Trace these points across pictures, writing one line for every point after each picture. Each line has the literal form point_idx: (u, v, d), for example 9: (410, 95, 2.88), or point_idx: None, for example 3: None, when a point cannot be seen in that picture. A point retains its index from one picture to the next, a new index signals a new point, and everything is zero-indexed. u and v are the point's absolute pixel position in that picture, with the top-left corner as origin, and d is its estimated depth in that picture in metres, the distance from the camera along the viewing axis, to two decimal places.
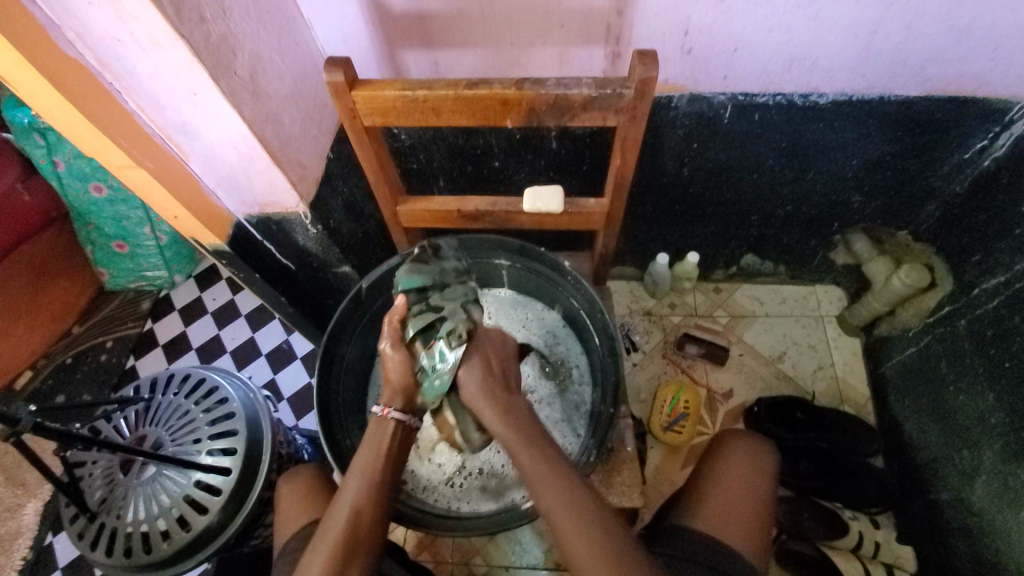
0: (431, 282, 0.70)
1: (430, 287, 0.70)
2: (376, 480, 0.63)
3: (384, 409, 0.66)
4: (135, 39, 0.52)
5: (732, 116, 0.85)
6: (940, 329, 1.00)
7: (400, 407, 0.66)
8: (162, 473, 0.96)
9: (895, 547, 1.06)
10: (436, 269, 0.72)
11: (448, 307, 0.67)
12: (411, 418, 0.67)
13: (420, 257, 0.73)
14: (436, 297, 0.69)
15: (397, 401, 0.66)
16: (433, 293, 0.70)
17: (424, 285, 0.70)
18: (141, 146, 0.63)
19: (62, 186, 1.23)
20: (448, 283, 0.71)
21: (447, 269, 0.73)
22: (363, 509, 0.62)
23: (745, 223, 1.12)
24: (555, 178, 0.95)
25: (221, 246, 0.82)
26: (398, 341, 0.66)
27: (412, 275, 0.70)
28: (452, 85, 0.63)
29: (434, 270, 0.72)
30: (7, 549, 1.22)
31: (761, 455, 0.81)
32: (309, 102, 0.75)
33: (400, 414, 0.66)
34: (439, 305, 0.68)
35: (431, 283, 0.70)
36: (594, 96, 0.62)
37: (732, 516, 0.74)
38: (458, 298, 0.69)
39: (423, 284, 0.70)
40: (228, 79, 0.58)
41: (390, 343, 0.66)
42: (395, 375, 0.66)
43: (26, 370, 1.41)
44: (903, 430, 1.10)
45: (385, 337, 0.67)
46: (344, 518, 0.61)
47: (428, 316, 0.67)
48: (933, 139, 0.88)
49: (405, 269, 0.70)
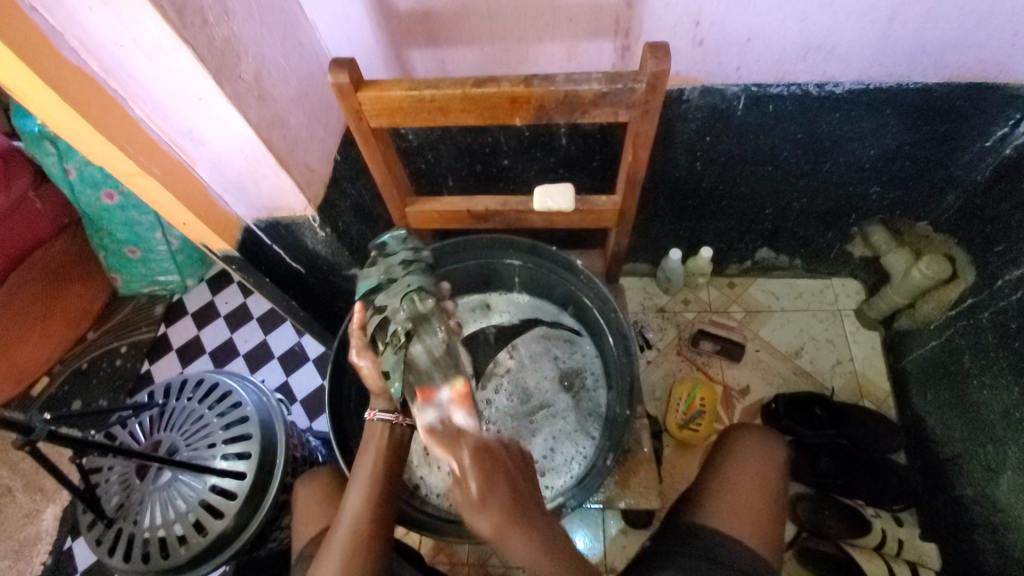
0: (378, 283, 0.71)
1: (378, 288, 0.71)
2: (380, 478, 0.64)
3: (370, 413, 0.68)
4: (138, 44, 0.52)
5: (745, 107, 0.83)
6: (963, 321, 0.98)
7: (384, 407, 0.68)
8: (178, 478, 0.96)
9: (918, 545, 1.03)
10: (382, 267, 0.72)
11: (391, 306, 0.68)
12: (399, 417, 0.68)
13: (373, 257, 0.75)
14: (382, 297, 0.69)
15: (379, 403, 0.68)
16: (379, 293, 0.70)
17: (376, 286, 0.71)
18: (148, 153, 0.63)
19: (74, 193, 1.23)
20: (394, 278, 0.70)
21: (394, 264, 0.72)
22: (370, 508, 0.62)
23: (759, 217, 1.10)
24: (565, 175, 0.93)
25: (230, 251, 0.82)
26: (364, 349, 0.67)
27: (367, 278, 0.72)
28: (459, 83, 0.62)
29: (382, 269, 0.72)
30: (28, 554, 1.24)
31: (772, 448, 0.79)
32: (315, 103, 0.74)
33: (387, 414, 0.68)
34: (385, 304, 0.68)
35: (381, 283, 0.71)
36: (604, 91, 0.61)
37: (748, 511, 0.73)
38: (403, 293, 0.69)
39: (374, 286, 0.71)
40: (233, 82, 0.58)
41: (355, 353, 0.67)
42: (370, 381, 0.68)
43: (44, 376, 1.43)
44: (926, 425, 1.08)
45: (353, 349, 0.68)
46: (351, 517, 0.61)
47: (376, 320, 0.68)
48: (954, 127, 0.85)
49: (357, 277, 0.72)
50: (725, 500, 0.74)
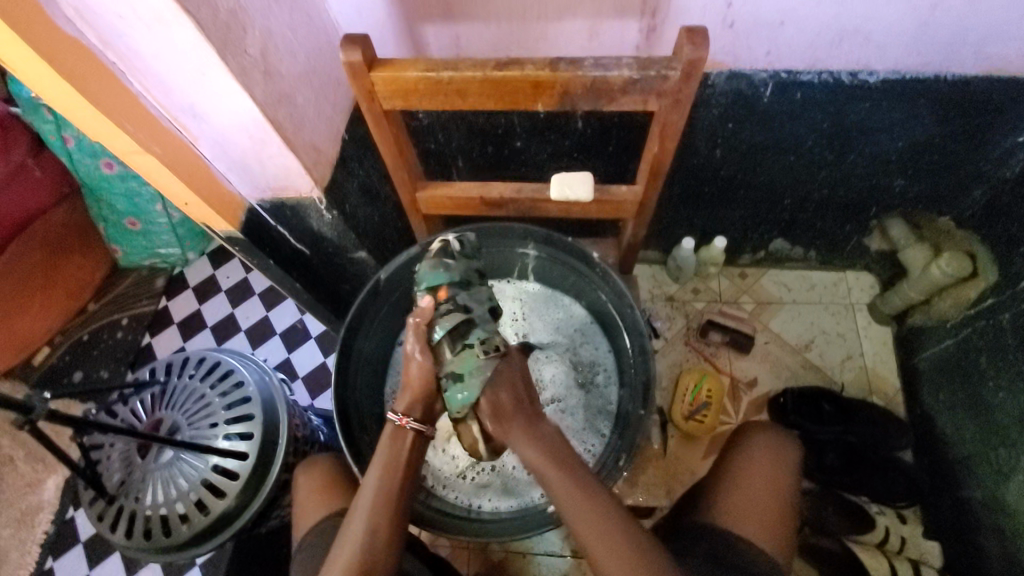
0: (455, 280, 0.70)
1: (456, 285, 0.70)
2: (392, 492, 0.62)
3: (403, 419, 0.67)
4: (138, 15, 0.48)
5: (772, 95, 0.79)
6: (981, 321, 0.96)
7: (418, 416, 0.68)
8: (180, 457, 0.95)
9: (919, 541, 1.04)
10: (462, 266, 0.71)
11: (476, 309, 0.69)
12: (429, 430, 0.68)
13: (445, 250, 0.71)
14: (466, 297, 0.69)
15: (416, 411, 0.68)
16: (459, 291, 0.70)
17: (452, 282, 0.69)
18: (149, 130, 0.60)
19: (73, 162, 1.20)
20: (473, 283, 0.71)
21: (473, 269, 0.72)
22: (380, 532, 0.60)
23: (776, 206, 1.07)
24: (580, 159, 0.90)
25: (233, 232, 0.79)
26: (423, 343, 0.68)
27: (437, 270, 0.70)
28: (480, 65, 0.58)
29: (460, 268, 0.70)
30: (30, 522, 1.25)
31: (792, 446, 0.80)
32: (324, 80, 0.70)
33: (420, 424, 0.67)
34: (467, 305, 0.69)
35: (461, 281, 0.70)
36: (636, 78, 0.57)
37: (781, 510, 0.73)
38: (486, 301, 0.71)
39: (449, 281, 0.69)
40: (237, 57, 0.54)
41: (415, 345, 0.67)
42: (417, 381, 0.68)
43: (45, 346, 1.41)
44: (934, 424, 1.07)
45: (411, 338, 0.68)
46: (363, 529, 0.59)
47: (457, 318, 0.68)
48: (987, 121, 0.81)
49: (428, 265, 0.70)
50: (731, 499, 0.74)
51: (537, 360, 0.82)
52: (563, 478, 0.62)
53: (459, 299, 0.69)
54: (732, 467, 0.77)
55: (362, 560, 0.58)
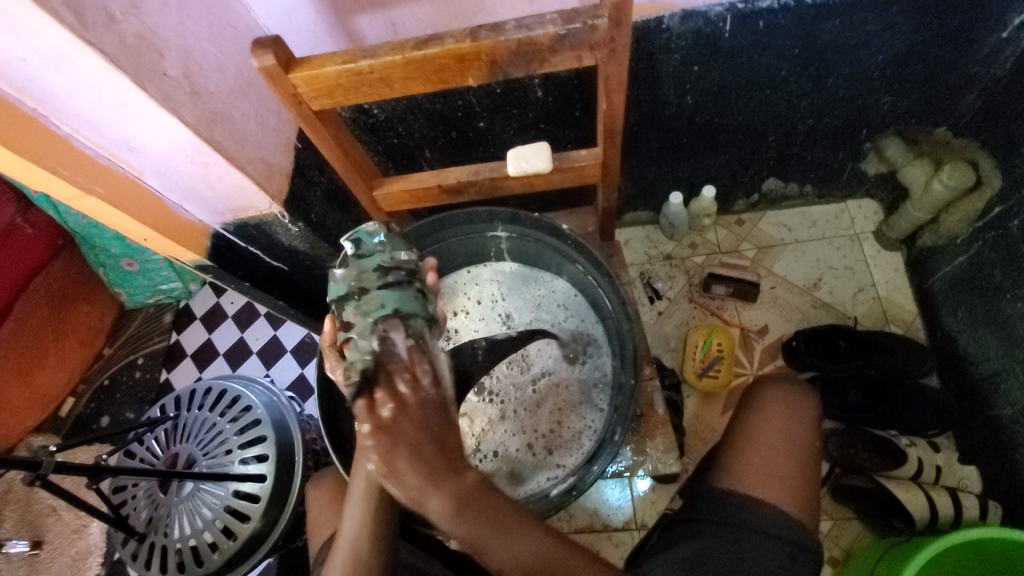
0: (348, 291, 0.56)
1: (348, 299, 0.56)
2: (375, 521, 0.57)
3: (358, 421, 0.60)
4: (43, 55, 0.46)
5: (732, 29, 0.75)
6: (992, 231, 0.91)
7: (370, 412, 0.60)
8: (201, 487, 0.96)
9: (956, 468, 1.00)
10: (350, 275, 0.57)
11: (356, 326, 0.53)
12: None
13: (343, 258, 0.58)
14: (352, 311, 0.55)
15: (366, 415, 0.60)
16: (348, 306, 0.55)
17: (345, 295, 0.56)
18: (87, 172, 0.58)
19: (59, 214, 1.20)
20: (365, 289, 0.55)
21: (365, 273, 0.56)
22: (363, 541, 0.56)
23: (762, 145, 1.02)
24: (546, 130, 0.87)
25: (201, 261, 0.77)
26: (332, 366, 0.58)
27: (334, 285, 0.58)
28: (399, 47, 0.55)
29: (354, 275, 0.57)
30: (81, 567, 1.26)
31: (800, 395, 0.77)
32: (261, 91, 0.68)
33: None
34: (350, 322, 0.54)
35: (350, 293, 0.56)
36: (563, 34, 0.54)
37: (798, 464, 0.71)
38: (371, 310, 0.53)
39: (342, 293, 0.56)
40: (157, 82, 0.52)
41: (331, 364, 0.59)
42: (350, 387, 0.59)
43: (69, 397, 1.43)
44: (957, 345, 1.02)
45: (327, 359, 0.59)
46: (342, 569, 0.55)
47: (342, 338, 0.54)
48: (966, 19, 0.76)
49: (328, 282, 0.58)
50: (745, 456, 0.71)
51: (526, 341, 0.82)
52: (495, 526, 0.50)
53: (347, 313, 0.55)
54: (743, 426, 0.75)
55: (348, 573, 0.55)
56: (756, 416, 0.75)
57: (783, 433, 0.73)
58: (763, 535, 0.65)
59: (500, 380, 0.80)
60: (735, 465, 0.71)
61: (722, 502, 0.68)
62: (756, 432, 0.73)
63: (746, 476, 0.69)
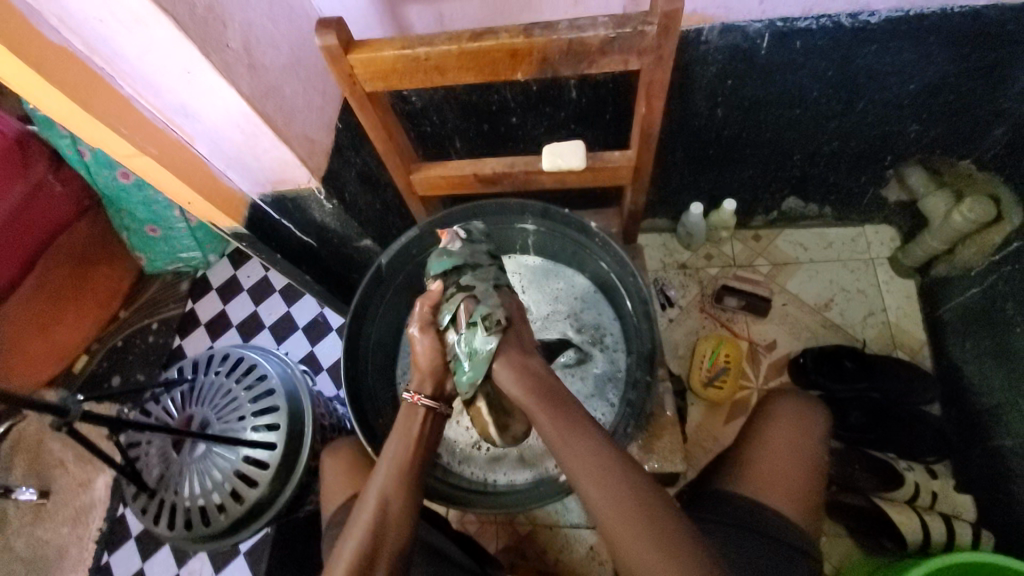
0: (462, 264, 0.72)
1: (460, 270, 0.72)
2: (405, 468, 0.65)
3: (414, 396, 0.70)
4: (119, 19, 0.49)
5: (770, 46, 0.77)
6: (1009, 266, 0.93)
7: (429, 393, 0.71)
8: (212, 449, 0.99)
9: (953, 496, 1.01)
10: (466, 250, 0.73)
11: (479, 289, 0.70)
12: (441, 406, 0.71)
13: (452, 239, 0.74)
14: (469, 279, 0.71)
15: (426, 387, 0.71)
16: (463, 276, 0.72)
17: (457, 267, 0.72)
18: (144, 132, 0.62)
19: (91, 174, 1.23)
20: (479, 265, 0.73)
21: (479, 251, 0.74)
22: (393, 502, 0.62)
23: (786, 163, 1.04)
24: (577, 131, 0.89)
25: (237, 228, 0.81)
26: (427, 324, 0.71)
27: (441, 259, 0.73)
28: (455, 38, 0.58)
29: (465, 252, 0.73)
30: (85, 521, 1.28)
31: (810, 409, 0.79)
32: (311, 70, 0.70)
33: (430, 401, 0.70)
34: (471, 286, 0.71)
35: (463, 265, 0.72)
36: (613, 38, 0.57)
37: (806, 475, 0.73)
38: (490, 280, 0.72)
39: (457, 264, 0.72)
40: (220, 52, 0.55)
41: (417, 327, 0.71)
42: (422, 360, 0.71)
43: (83, 354, 1.46)
44: (962, 375, 1.04)
45: (414, 321, 0.72)
46: (372, 506, 0.61)
47: (461, 300, 0.69)
48: (1002, 54, 0.77)
49: (434, 255, 0.73)
50: (753, 463, 0.74)
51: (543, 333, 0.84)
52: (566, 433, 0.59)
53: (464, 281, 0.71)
54: (755, 436, 0.77)
55: (375, 528, 0.59)
56: (769, 428, 0.77)
57: (793, 444, 0.75)
58: (773, 541, 0.67)
59: None
60: (743, 472, 0.74)
61: (727, 504, 0.71)
62: (766, 441, 0.76)
63: (755, 484, 0.72)
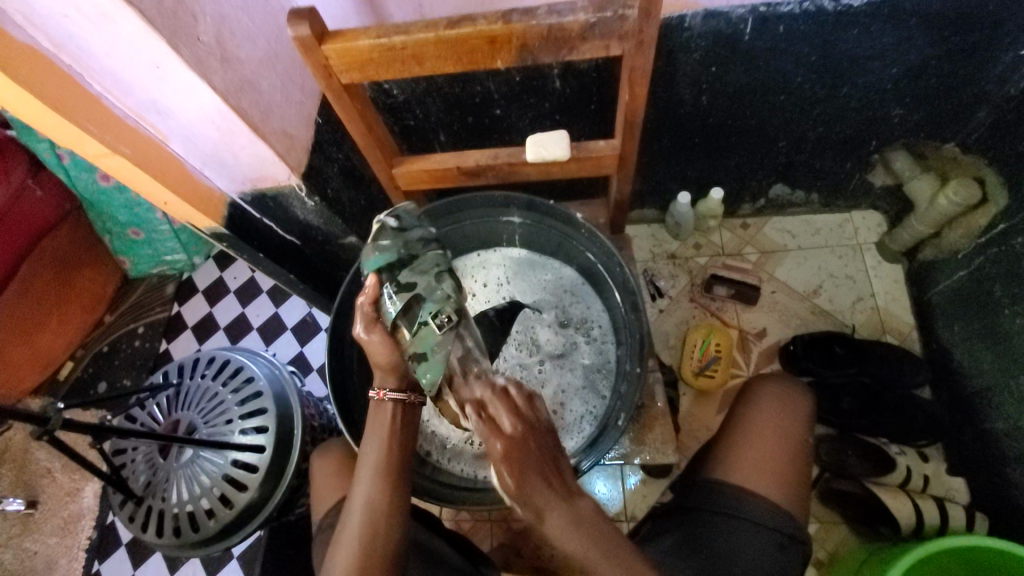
0: (397, 259, 0.67)
1: (397, 263, 0.67)
2: (387, 473, 0.62)
3: (380, 393, 0.65)
4: (84, 13, 0.47)
5: (753, 31, 0.76)
6: (995, 248, 0.93)
7: (395, 387, 0.66)
8: (200, 454, 0.97)
9: (943, 479, 1.03)
10: (400, 240, 0.68)
11: (421, 283, 0.66)
12: (411, 396, 0.66)
13: (384, 231, 0.68)
14: (408, 274, 0.66)
15: (389, 383, 0.65)
16: (401, 269, 0.67)
17: (393, 261, 0.67)
18: (115, 132, 0.60)
19: (71, 178, 1.20)
20: (416, 255, 0.68)
21: (414, 241, 0.69)
22: (380, 503, 0.61)
23: (773, 149, 1.03)
24: (562, 121, 0.88)
25: (218, 228, 0.79)
26: (372, 322, 0.65)
27: (375, 253, 0.67)
28: (433, 26, 0.57)
29: (399, 243, 0.68)
30: (74, 530, 1.26)
31: (794, 395, 0.78)
32: (288, 64, 0.69)
33: (398, 394, 0.65)
34: (412, 282, 0.66)
35: (399, 258, 0.67)
36: (594, 22, 0.56)
37: (792, 462, 0.72)
38: (432, 270, 0.68)
39: (391, 261, 0.67)
40: (191, 46, 0.53)
41: (364, 328, 0.64)
42: (380, 358, 0.64)
43: (68, 361, 1.43)
44: (951, 358, 1.04)
45: (358, 321, 0.65)
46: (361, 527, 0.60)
47: (404, 297, 0.65)
48: (984, 35, 0.77)
49: (368, 251, 0.67)
50: (736, 449, 0.74)
51: (530, 327, 0.83)
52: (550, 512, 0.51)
53: (402, 277, 0.66)
54: (743, 423, 0.76)
55: (367, 549, 0.59)
56: (755, 417, 0.76)
57: (778, 432, 0.75)
58: (764, 530, 0.67)
59: (506, 361, 0.81)
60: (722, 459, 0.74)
61: (716, 495, 0.71)
62: (752, 429, 0.75)
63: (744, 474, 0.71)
